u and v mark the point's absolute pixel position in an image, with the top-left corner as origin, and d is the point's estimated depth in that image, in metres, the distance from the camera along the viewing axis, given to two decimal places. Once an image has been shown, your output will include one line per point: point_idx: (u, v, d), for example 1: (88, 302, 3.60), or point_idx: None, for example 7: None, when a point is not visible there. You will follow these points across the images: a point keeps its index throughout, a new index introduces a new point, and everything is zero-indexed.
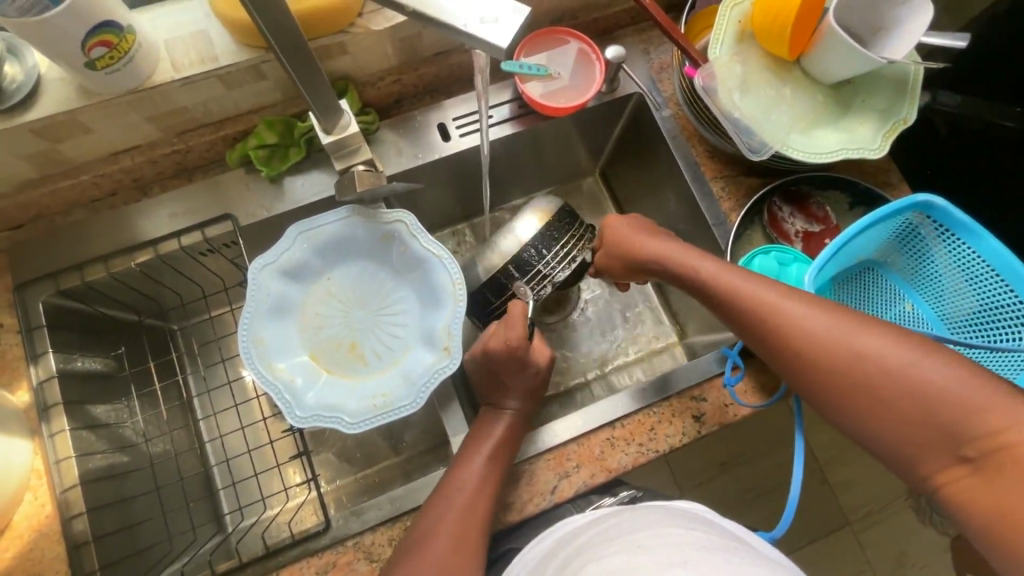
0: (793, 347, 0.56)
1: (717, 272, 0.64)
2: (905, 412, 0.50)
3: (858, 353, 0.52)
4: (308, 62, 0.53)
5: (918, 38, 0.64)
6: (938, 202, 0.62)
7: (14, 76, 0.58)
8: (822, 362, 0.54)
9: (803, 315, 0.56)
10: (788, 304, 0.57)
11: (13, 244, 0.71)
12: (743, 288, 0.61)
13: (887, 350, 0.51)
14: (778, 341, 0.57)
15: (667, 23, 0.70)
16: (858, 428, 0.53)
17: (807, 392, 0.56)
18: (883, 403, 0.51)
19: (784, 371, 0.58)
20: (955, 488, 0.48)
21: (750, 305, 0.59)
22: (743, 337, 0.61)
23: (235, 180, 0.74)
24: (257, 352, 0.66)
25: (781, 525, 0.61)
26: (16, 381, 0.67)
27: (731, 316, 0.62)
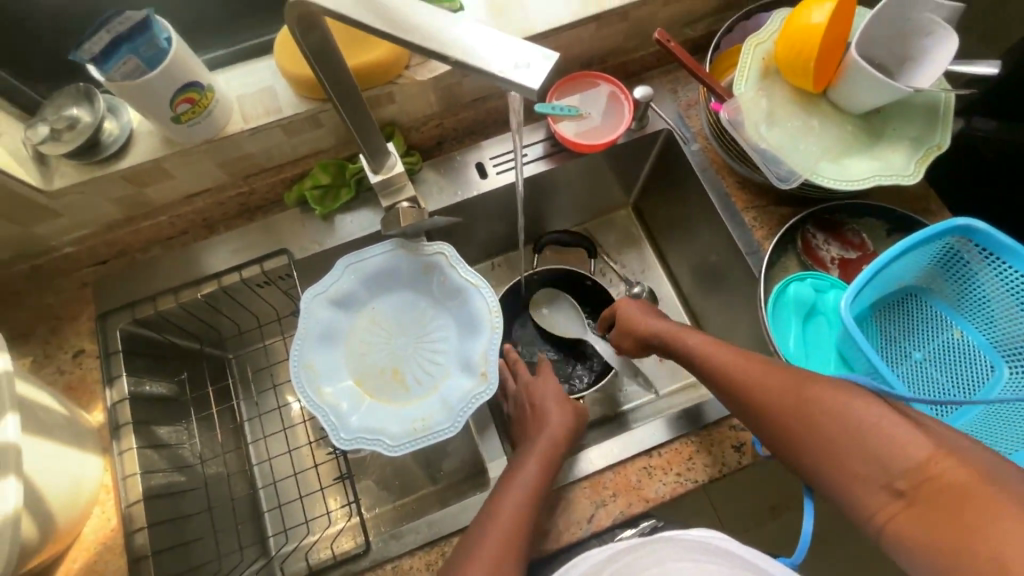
0: (766, 410, 0.56)
1: (695, 342, 0.66)
2: (852, 443, 0.50)
3: (807, 400, 0.53)
4: (362, 109, 0.59)
5: (947, 66, 0.65)
6: (978, 226, 0.62)
7: (112, 130, 0.67)
8: (790, 419, 0.54)
9: (763, 374, 0.58)
10: (745, 364, 0.60)
11: (98, 278, 0.79)
12: (714, 353, 0.64)
13: (834, 393, 0.52)
14: (746, 399, 0.59)
15: (692, 64, 0.73)
16: (812, 467, 0.52)
17: (775, 445, 0.56)
18: (855, 455, 0.49)
19: (762, 432, 0.57)
20: (906, 503, 0.46)
21: (721, 372, 0.62)
22: (726, 402, 0.62)
23: (292, 218, 0.81)
24: (307, 378, 0.70)
25: (796, 557, 0.55)
26: (93, 402, 0.73)
27: (712, 383, 0.63)
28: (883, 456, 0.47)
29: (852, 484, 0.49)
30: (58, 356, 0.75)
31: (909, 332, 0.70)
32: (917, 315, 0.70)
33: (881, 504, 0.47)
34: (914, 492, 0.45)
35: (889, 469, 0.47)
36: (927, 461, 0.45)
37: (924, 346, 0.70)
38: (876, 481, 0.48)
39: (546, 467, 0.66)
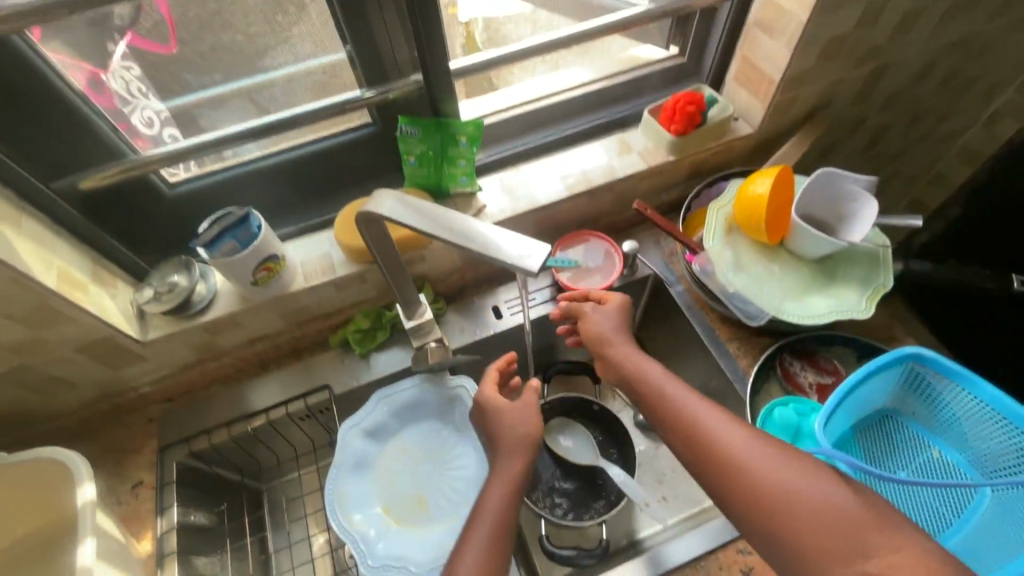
0: (741, 465, 0.57)
1: (682, 394, 0.66)
2: (819, 524, 0.51)
3: (786, 466, 0.56)
4: (401, 270, 0.75)
5: (872, 223, 0.80)
6: (927, 353, 0.71)
7: (202, 292, 0.83)
8: (765, 483, 0.55)
9: (741, 439, 0.59)
10: (719, 422, 0.62)
11: (164, 414, 0.90)
12: (696, 408, 0.64)
13: (805, 474, 0.55)
14: (718, 454, 0.59)
15: (666, 225, 0.90)
16: (770, 534, 0.53)
17: (733, 502, 0.57)
18: (823, 531, 0.51)
19: (723, 485, 0.58)
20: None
21: (695, 420, 0.63)
22: (689, 449, 0.62)
23: (334, 357, 0.94)
24: (339, 504, 0.77)
25: None
26: (143, 531, 0.80)
27: (678, 430, 0.64)
28: (860, 539, 0.49)
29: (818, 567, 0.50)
30: (119, 488, 0.83)
31: (892, 451, 0.76)
32: (896, 435, 0.77)
33: None
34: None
35: (864, 551, 0.49)
36: None
37: (908, 465, 0.75)
38: (850, 563, 0.49)
39: None
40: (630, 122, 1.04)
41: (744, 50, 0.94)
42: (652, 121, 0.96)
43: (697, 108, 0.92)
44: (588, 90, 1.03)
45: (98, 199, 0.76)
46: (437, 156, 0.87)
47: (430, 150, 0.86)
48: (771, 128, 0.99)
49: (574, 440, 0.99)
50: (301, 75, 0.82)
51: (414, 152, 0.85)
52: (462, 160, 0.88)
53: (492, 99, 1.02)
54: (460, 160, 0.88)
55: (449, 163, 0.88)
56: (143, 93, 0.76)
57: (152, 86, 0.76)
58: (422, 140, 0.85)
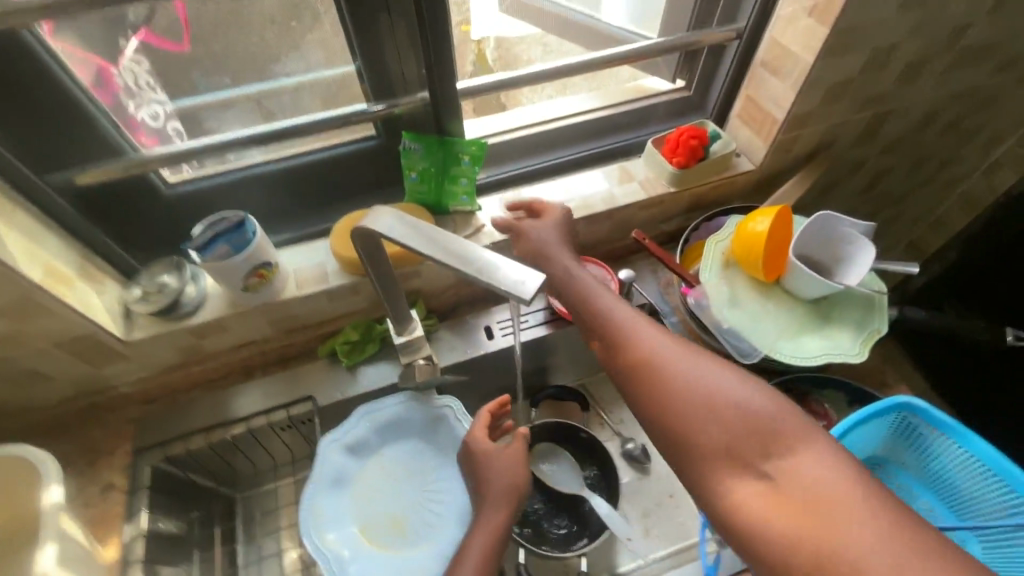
0: (664, 376, 0.58)
1: (620, 313, 0.66)
2: (727, 426, 0.53)
3: (707, 378, 0.57)
4: (393, 284, 0.74)
5: (867, 268, 0.80)
6: (919, 404, 0.71)
7: (191, 293, 0.82)
8: (683, 395, 0.56)
9: (663, 344, 0.61)
10: (648, 330, 0.63)
11: (142, 415, 0.88)
12: (628, 321, 0.65)
13: (719, 375, 0.56)
14: (642, 357, 0.61)
15: (664, 256, 0.90)
16: (681, 440, 0.55)
17: (651, 408, 0.58)
18: (731, 438, 0.53)
19: (644, 393, 0.59)
20: (766, 484, 0.50)
21: (629, 336, 0.63)
22: (618, 360, 0.63)
23: (321, 368, 0.92)
24: (314, 523, 0.75)
25: None
26: (108, 536, 0.77)
27: (611, 343, 0.64)
28: (763, 442, 0.51)
29: (716, 469, 0.53)
30: (88, 489, 0.81)
31: None
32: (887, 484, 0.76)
33: (744, 488, 0.51)
34: (780, 478, 0.49)
35: (767, 457, 0.51)
36: None
37: None
38: (750, 466, 0.51)
39: None
40: (633, 151, 1.05)
41: (749, 89, 0.96)
42: (655, 152, 0.96)
43: (699, 142, 0.94)
44: (594, 117, 1.03)
45: (94, 194, 0.76)
46: (438, 172, 0.87)
47: (433, 165, 0.86)
48: (772, 166, 1.00)
49: (558, 466, 0.97)
50: (310, 85, 0.82)
51: (417, 168, 0.86)
52: (462, 180, 0.88)
53: (498, 119, 1.02)
54: (460, 179, 0.88)
55: (449, 181, 0.88)
56: (150, 87, 0.76)
57: (160, 81, 0.76)
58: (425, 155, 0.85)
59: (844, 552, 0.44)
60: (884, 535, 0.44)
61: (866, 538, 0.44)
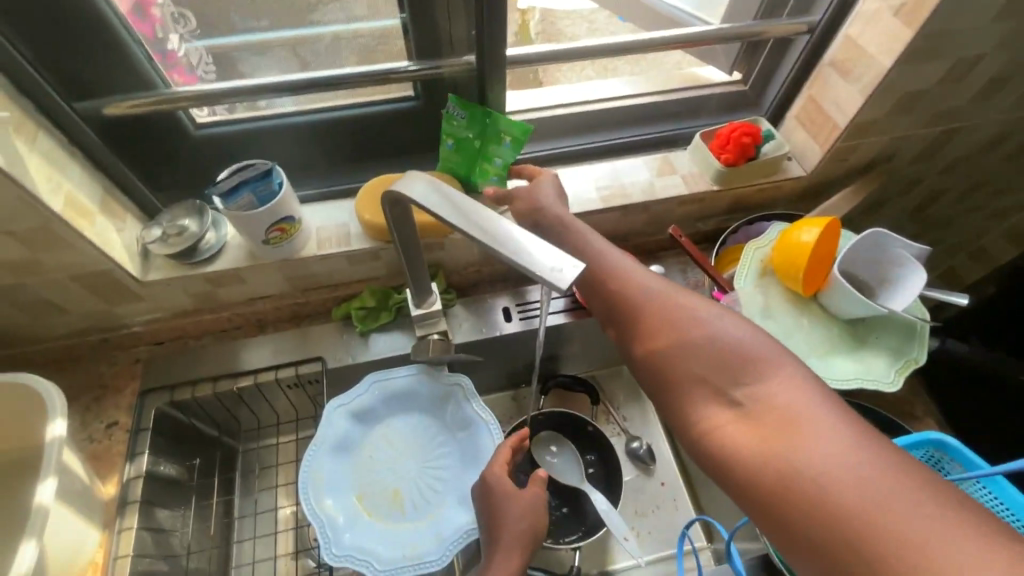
0: (650, 315, 0.61)
1: (606, 253, 0.68)
2: (705, 356, 0.56)
3: (686, 316, 0.59)
4: (417, 255, 0.72)
5: (916, 292, 0.75)
6: (951, 441, 0.67)
7: (210, 241, 0.80)
8: (665, 330, 0.59)
9: (648, 284, 0.64)
10: (637, 273, 0.65)
11: (151, 356, 0.88)
12: (616, 263, 0.67)
13: (699, 311, 0.59)
14: (628, 296, 0.64)
15: (700, 257, 0.86)
16: (666, 376, 0.58)
17: (639, 347, 0.61)
18: (707, 366, 0.55)
19: (634, 332, 0.62)
20: (737, 410, 0.52)
21: (613, 276, 0.66)
22: (607, 301, 0.66)
23: (333, 330, 0.91)
24: (311, 485, 0.74)
25: None
26: (110, 474, 0.77)
27: (598, 285, 0.66)
28: (736, 369, 0.54)
29: (693, 397, 0.56)
30: (93, 425, 0.81)
31: None
32: None
33: (719, 417, 0.53)
34: (750, 403, 0.51)
35: (739, 384, 0.53)
36: None
37: None
38: (722, 393, 0.54)
39: None
40: (678, 142, 1.00)
41: (811, 89, 0.90)
42: (703, 146, 0.91)
43: (751, 141, 0.88)
44: (641, 102, 0.98)
45: (121, 127, 0.74)
46: (474, 148, 0.84)
47: (472, 137, 0.83)
48: (823, 174, 0.95)
49: (560, 455, 0.96)
50: (349, 37, 0.78)
51: (455, 135, 0.83)
52: (491, 166, 0.84)
53: (540, 95, 0.98)
54: (490, 164, 0.84)
55: (479, 161, 0.85)
56: (177, 21, 0.71)
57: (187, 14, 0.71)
58: (467, 124, 0.82)
59: (806, 467, 0.45)
60: (847, 449, 0.44)
61: (828, 452, 0.45)
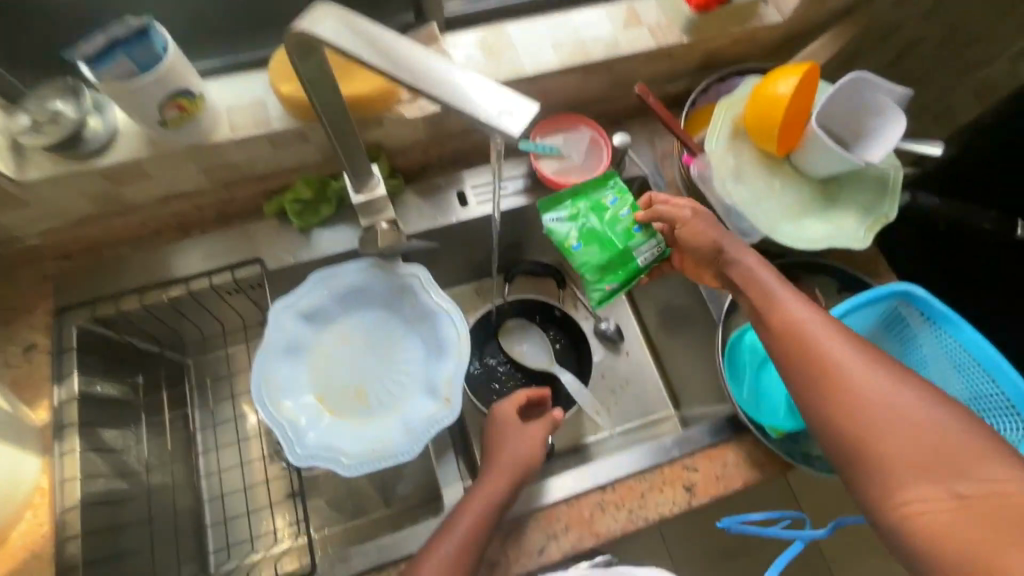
0: (847, 379, 0.53)
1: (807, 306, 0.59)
2: (914, 437, 0.49)
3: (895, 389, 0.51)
4: (348, 130, 0.60)
5: (898, 136, 0.70)
6: (917, 291, 0.69)
7: (94, 128, 0.66)
8: (865, 396, 0.51)
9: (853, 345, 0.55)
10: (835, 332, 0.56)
11: (60, 272, 0.77)
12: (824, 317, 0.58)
13: (904, 386, 0.51)
14: (825, 358, 0.55)
15: (668, 119, 0.78)
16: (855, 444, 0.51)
17: (820, 408, 0.54)
18: (909, 444, 0.49)
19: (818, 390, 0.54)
20: (963, 506, 0.46)
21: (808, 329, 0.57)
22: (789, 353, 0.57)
23: (268, 228, 0.81)
24: (266, 389, 0.69)
25: None
26: (38, 400, 0.70)
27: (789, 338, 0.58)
28: (962, 465, 0.47)
29: (899, 477, 0.49)
30: (7, 349, 0.73)
31: None
32: None
33: (926, 502, 0.47)
34: (982, 502, 0.45)
35: (963, 475, 0.47)
36: None
37: None
38: (942, 483, 0.47)
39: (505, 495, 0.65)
40: None
41: None
42: None
43: None
44: None
45: None
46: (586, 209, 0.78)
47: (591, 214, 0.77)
48: (802, 18, 0.85)
49: (528, 340, 0.95)
50: None
51: (571, 212, 0.78)
52: (623, 211, 0.77)
53: None
54: (619, 212, 0.77)
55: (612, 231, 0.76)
56: None
57: None
58: (572, 221, 0.77)
59: None
60: None
61: None
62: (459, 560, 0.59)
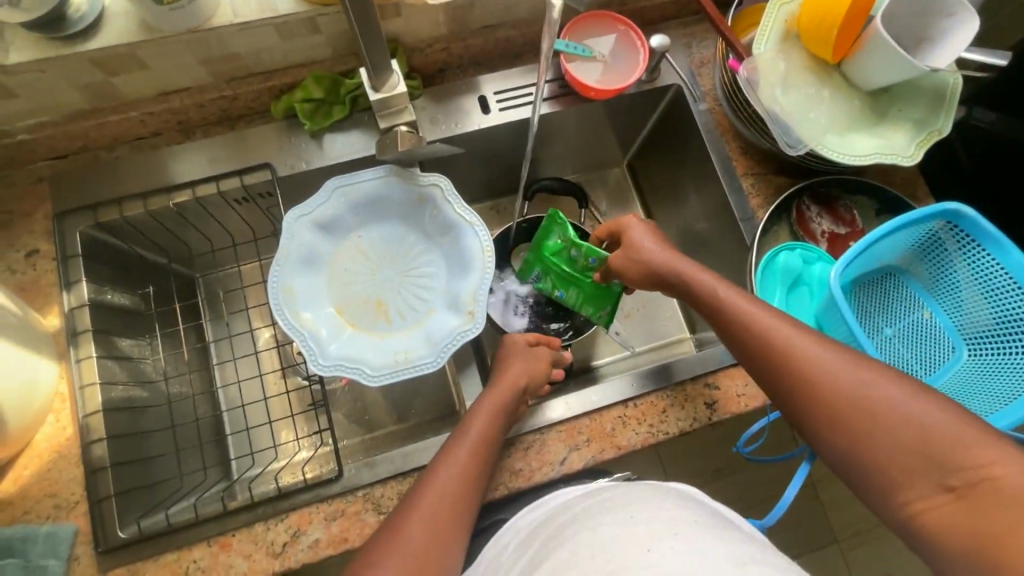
0: (828, 395, 0.54)
1: (769, 323, 0.59)
2: (902, 437, 0.50)
3: (869, 390, 0.52)
4: (371, 15, 0.54)
5: (970, 33, 0.64)
6: (966, 212, 0.65)
7: (78, 5, 0.59)
8: (845, 407, 0.53)
9: (824, 353, 0.56)
10: (806, 345, 0.57)
11: (55, 173, 0.72)
12: (792, 335, 0.58)
13: (881, 383, 0.52)
14: (798, 376, 0.56)
15: (715, 15, 0.71)
16: (847, 448, 0.52)
17: (810, 418, 0.55)
18: (896, 439, 0.50)
19: (800, 408, 0.56)
20: (954, 498, 0.48)
21: (779, 349, 0.58)
22: (765, 373, 0.59)
23: (277, 132, 0.75)
24: (284, 299, 0.67)
25: (769, 519, 0.65)
26: (48, 306, 0.68)
27: (762, 363, 0.59)
28: (950, 457, 0.48)
29: (902, 455, 0.50)
30: (9, 254, 0.69)
31: (885, 310, 0.74)
32: (893, 295, 0.74)
33: (925, 495, 0.49)
34: (969, 492, 0.47)
35: (953, 465, 0.48)
36: (991, 464, 0.47)
37: (896, 325, 0.74)
38: (931, 479, 0.48)
39: (506, 411, 0.66)
40: None
41: None
42: None
43: None
44: None
45: None
46: (548, 263, 0.82)
47: (558, 276, 0.82)
48: None
49: None
50: None
51: (544, 265, 0.83)
52: (572, 250, 0.79)
53: None
54: (569, 251, 0.80)
55: (570, 269, 0.80)
56: None
57: None
58: (545, 279, 0.83)
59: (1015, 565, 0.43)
60: None
61: None
62: (471, 468, 0.60)
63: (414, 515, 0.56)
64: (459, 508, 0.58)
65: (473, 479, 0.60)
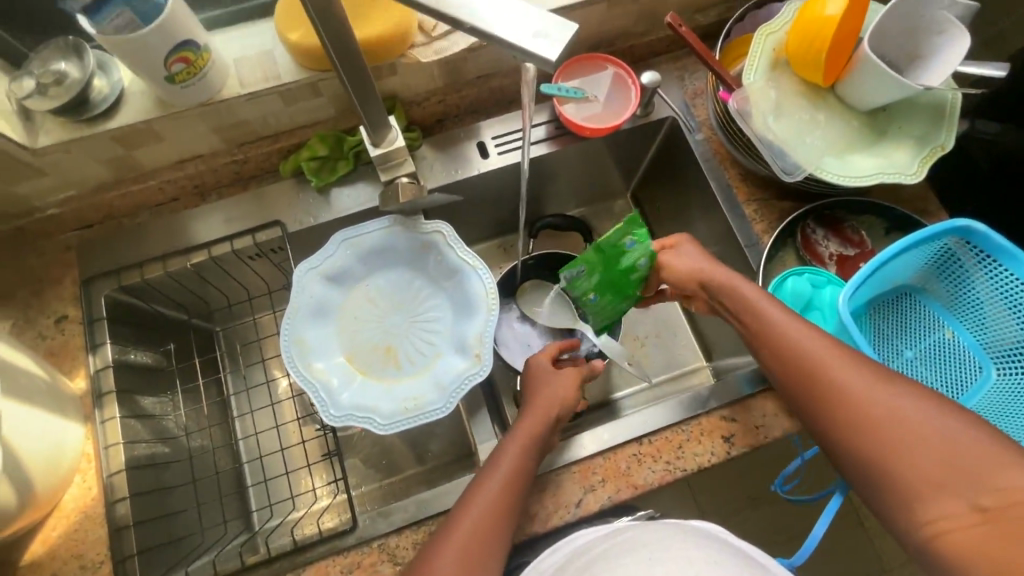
0: (861, 419, 0.51)
1: (799, 341, 0.58)
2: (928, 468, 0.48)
3: (894, 417, 0.50)
4: (364, 77, 0.57)
5: (962, 45, 0.64)
6: (977, 227, 0.63)
7: (101, 88, 0.64)
8: (874, 434, 0.50)
9: (848, 375, 0.54)
10: (831, 366, 0.55)
11: (82, 242, 0.76)
12: (820, 354, 0.57)
13: (902, 410, 0.50)
14: (821, 394, 0.55)
15: (701, 49, 0.73)
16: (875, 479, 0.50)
17: (841, 445, 0.53)
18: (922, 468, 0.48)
19: (831, 434, 0.54)
20: None
21: (808, 365, 0.57)
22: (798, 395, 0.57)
23: (286, 190, 0.78)
24: (297, 351, 0.69)
25: (798, 558, 0.62)
26: (76, 368, 0.71)
27: (794, 383, 0.58)
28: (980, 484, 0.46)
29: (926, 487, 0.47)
30: (39, 321, 0.73)
31: (905, 332, 0.72)
32: (911, 314, 0.72)
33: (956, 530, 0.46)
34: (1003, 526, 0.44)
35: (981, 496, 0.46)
36: None
37: (918, 346, 0.71)
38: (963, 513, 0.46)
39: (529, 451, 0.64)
40: None
41: None
42: None
43: None
44: None
45: None
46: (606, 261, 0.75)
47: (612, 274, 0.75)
48: None
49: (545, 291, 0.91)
50: None
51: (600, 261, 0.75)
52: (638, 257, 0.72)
53: None
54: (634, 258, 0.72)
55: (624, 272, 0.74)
56: None
57: None
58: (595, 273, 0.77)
59: None
60: None
61: None
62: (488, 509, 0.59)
63: (433, 561, 0.55)
64: (481, 554, 0.56)
65: (496, 525, 0.58)
